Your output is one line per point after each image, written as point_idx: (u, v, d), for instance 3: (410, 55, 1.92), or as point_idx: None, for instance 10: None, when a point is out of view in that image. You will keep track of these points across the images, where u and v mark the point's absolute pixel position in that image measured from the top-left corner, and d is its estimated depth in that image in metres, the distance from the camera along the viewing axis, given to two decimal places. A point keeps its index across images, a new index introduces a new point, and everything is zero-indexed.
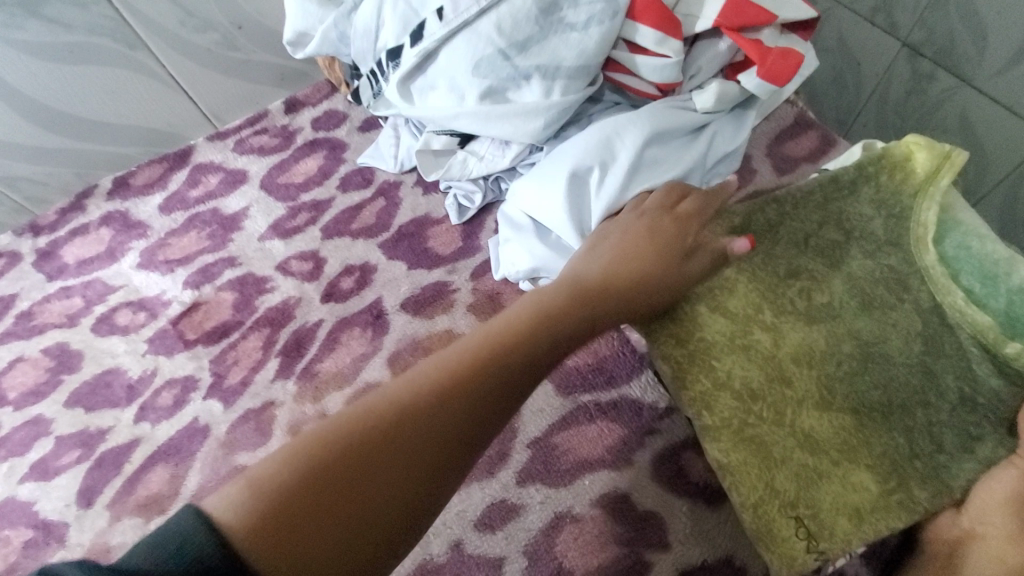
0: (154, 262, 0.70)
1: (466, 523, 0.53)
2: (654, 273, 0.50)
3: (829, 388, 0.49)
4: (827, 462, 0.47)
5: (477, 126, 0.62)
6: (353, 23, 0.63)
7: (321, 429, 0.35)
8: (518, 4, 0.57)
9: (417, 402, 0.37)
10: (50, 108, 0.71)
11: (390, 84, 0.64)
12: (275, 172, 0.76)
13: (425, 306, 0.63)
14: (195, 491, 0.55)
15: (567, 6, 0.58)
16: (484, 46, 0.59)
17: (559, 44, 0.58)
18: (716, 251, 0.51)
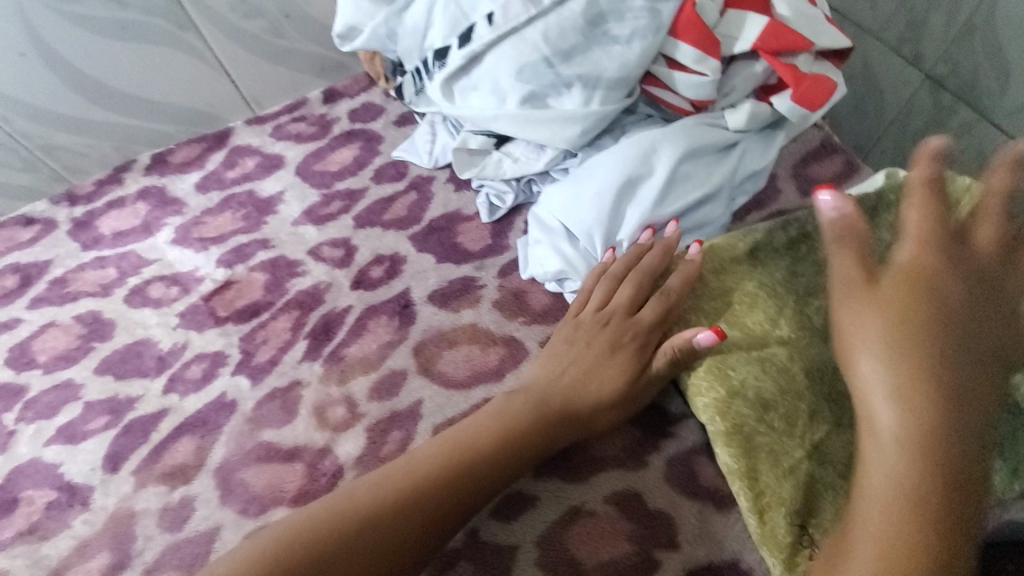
0: (189, 240, 0.72)
1: (483, 511, 0.53)
2: (610, 384, 0.52)
3: (839, 404, 0.50)
4: (836, 475, 0.48)
5: (514, 129, 0.64)
6: (402, 21, 0.65)
7: (292, 537, 0.43)
8: (565, 15, 0.60)
9: (371, 518, 0.44)
10: (97, 81, 0.73)
11: (434, 83, 0.66)
12: (311, 160, 0.78)
13: (452, 299, 0.65)
14: (221, 463, 0.57)
15: (613, 21, 0.60)
16: (529, 53, 0.61)
17: (602, 56, 0.60)
18: (676, 349, 0.53)
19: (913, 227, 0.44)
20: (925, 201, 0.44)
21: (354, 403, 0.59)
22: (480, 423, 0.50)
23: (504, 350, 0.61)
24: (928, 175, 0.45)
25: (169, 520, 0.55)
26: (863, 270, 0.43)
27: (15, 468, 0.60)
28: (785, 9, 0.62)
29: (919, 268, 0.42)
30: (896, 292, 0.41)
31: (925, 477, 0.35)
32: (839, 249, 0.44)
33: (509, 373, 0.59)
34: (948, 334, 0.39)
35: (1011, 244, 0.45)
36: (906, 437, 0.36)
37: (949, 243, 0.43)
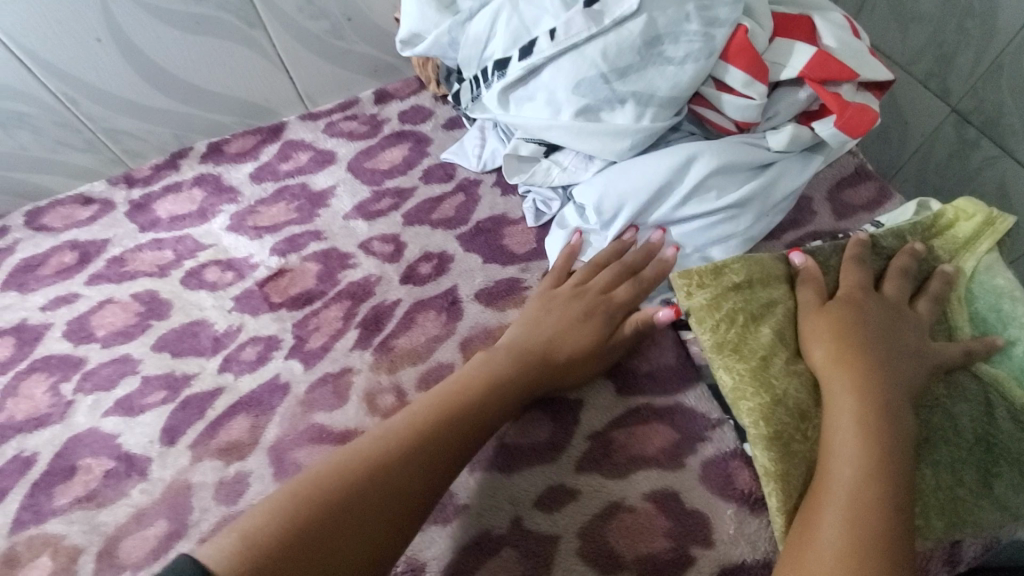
0: (243, 227, 0.75)
1: (527, 502, 0.56)
2: (584, 341, 0.60)
3: None
4: None
5: (566, 139, 0.67)
6: (464, 31, 0.68)
7: (307, 487, 0.45)
8: (625, 34, 0.62)
9: (384, 461, 0.47)
10: (166, 71, 0.75)
11: (491, 91, 0.69)
12: (362, 157, 0.81)
13: (498, 298, 0.67)
14: (274, 443, 0.60)
15: (669, 42, 0.63)
16: (587, 68, 0.63)
17: (656, 75, 0.63)
18: (643, 320, 0.61)
19: (846, 280, 0.59)
20: (851, 261, 0.61)
21: (403, 392, 0.62)
22: (466, 375, 0.56)
23: None
24: (852, 252, 0.61)
25: (224, 494, 0.57)
26: (815, 309, 0.57)
27: (72, 437, 0.62)
28: (831, 40, 0.66)
29: (860, 317, 0.55)
30: (840, 331, 0.54)
31: (874, 511, 0.43)
32: (804, 286, 0.60)
33: None
34: (884, 376, 0.51)
35: (937, 298, 0.59)
36: (860, 482, 0.45)
37: (881, 304, 0.56)
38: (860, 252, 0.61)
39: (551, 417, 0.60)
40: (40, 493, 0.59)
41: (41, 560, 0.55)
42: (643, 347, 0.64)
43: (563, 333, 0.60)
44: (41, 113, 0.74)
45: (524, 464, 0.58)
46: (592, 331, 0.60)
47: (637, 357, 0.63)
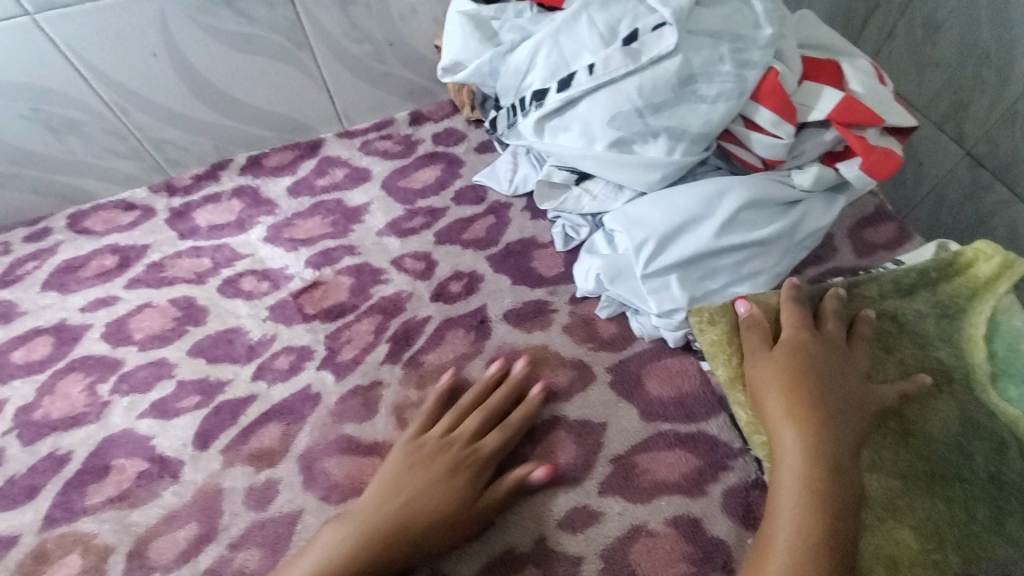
0: (280, 239, 0.78)
1: (550, 522, 0.56)
2: (444, 509, 0.53)
3: (880, 453, 0.55)
4: (872, 516, 0.52)
5: (599, 169, 0.70)
6: (505, 61, 0.71)
7: None
8: (661, 72, 0.65)
9: None
10: (215, 87, 0.78)
11: (528, 120, 0.72)
12: (396, 176, 0.84)
13: (526, 319, 0.69)
14: (304, 451, 0.61)
15: (702, 81, 0.65)
16: (623, 103, 0.66)
17: (688, 112, 0.66)
18: (514, 483, 0.56)
19: (790, 324, 0.59)
20: (790, 303, 0.61)
21: (430, 408, 0.63)
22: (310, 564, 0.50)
23: (574, 372, 0.65)
24: (790, 294, 0.62)
25: (255, 500, 0.58)
26: (765, 354, 0.58)
27: (105, 437, 0.63)
28: (857, 85, 0.69)
29: (806, 365, 0.55)
30: (788, 381, 0.54)
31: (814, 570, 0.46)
32: (751, 331, 0.60)
33: (577, 394, 0.64)
34: (830, 428, 0.52)
35: (948, 339, 0.61)
36: (801, 540, 0.47)
37: (823, 350, 0.57)
38: (796, 295, 0.62)
39: (574, 439, 0.61)
40: (72, 490, 0.60)
41: (71, 558, 0.56)
42: (668, 374, 0.64)
43: (420, 498, 0.54)
44: (94, 121, 0.76)
45: (547, 484, 0.58)
46: (455, 498, 0.54)
47: (661, 384, 0.64)
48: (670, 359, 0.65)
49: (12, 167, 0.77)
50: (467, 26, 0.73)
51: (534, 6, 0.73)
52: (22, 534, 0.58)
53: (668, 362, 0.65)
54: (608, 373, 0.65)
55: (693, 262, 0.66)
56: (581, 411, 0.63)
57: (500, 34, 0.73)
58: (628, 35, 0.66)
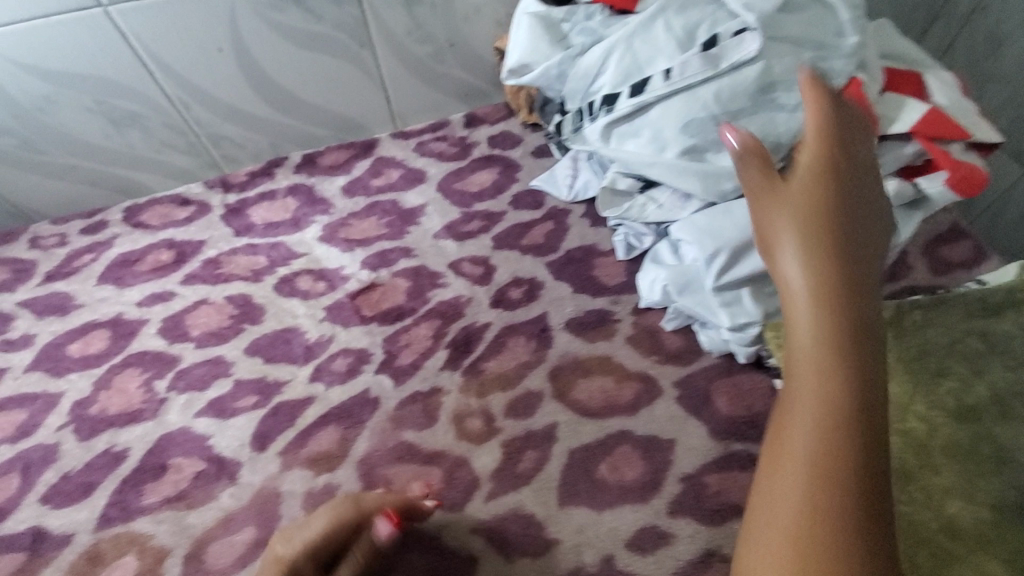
0: (336, 239, 0.77)
1: (619, 541, 0.53)
2: None
3: (972, 482, 0.52)
4: (963, 548, 0.49)
5: (669, 177, 0.67)
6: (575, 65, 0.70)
7: None
8: (740, 79, 0.63)
9: None
10: (276, 84, 0.78)
11: (596, 125, 0.70)
12: (452, 178, 0.83)
13: (589, 329, 0.67)
14: (364, 457, 0.59)
15: (782, 89, 0.63)
16: (699, 109, 0.64)
17: (768, 120, 0.63)
18: None
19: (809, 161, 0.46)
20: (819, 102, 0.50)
21: (491, 417, 0.61)
22: None
23: (640, 385, 0.63)
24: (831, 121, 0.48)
25: (313, 505, 0.57)
26: (778, 194, 0.44)
27: (162, 434, 0.62)
28: (941, 99, 0.67)
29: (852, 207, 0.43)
30: (793, 198, 0.44)
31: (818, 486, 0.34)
32: None
33: (643, 409, 0.61)
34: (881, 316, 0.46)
35: None
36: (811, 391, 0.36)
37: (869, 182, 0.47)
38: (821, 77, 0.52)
39: (641, 455, 0.58)
40: (128, 489, 0.58)
41: (127, 559, 0.54)
42: (740, 391, 0.61)
43: None
44: (159, 117, 0.76)
45: (614, 501, 0.55)
46: None
47: (731, 401, 0.61)
48: (743, 376, 0.62)
49: (71, 161, 0.77)
50: (537, 28, 0.72)
51: (605, 9, 0.71)
52: (76, 533, 0.56)
53: (740, 378, 0.62)
54: (676, 388, 0.62)
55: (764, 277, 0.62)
56: (648, 426, 0.60)
57: (570, 36, 0.72)
58: (707, 40, 0.64)
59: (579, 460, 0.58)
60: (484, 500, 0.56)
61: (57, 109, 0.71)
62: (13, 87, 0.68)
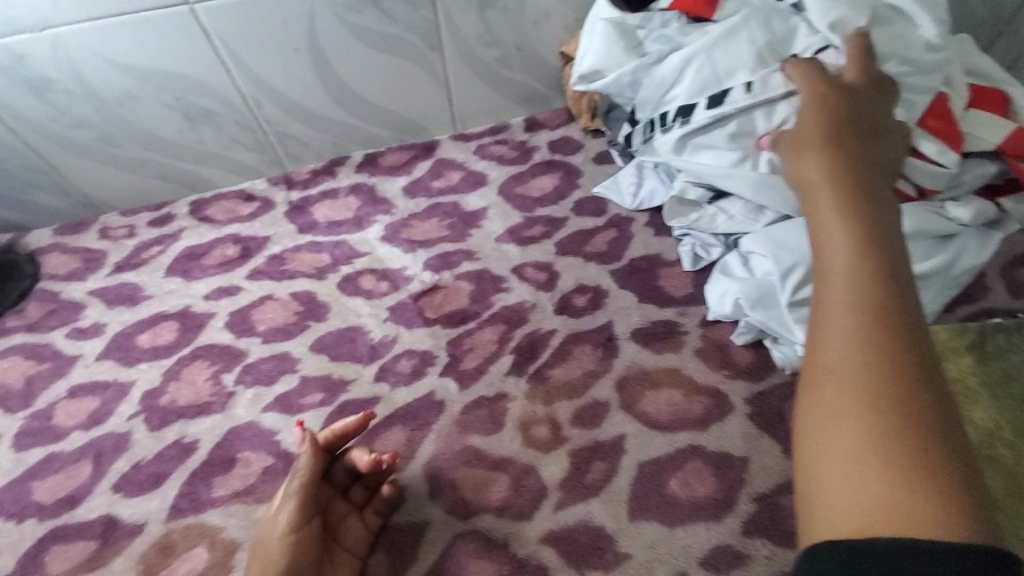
0: (398, 239, 0.77)
1: (693, 558, 0.52)
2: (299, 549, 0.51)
3: None
4: None
5: (748, 189, 0.66)
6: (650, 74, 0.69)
7: None
8: None
9: None
10: (346, 84, 0.78)
11: (668, 136, 0.69)
12: (513, 182, 0.82)
13: (655, 340, 0.66)
14: (431, 460, 0.59)
15: None
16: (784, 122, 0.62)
17: None
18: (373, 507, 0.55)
19: (812, 110, 0.47)
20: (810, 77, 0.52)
21: (558, 426, 0.61)
22: None
23: (710, 400, 0.61)
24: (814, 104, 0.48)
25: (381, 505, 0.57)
26: (812, 143, 0.43)
27: (230, 427, 0.62)
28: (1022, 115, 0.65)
29: (845, 139, 0.43)
30: (824, 145, 0.42)
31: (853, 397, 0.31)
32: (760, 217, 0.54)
33: (714, 424, 0.60)
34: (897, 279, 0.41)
35: None
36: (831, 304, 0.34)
37: (848, 115, 0.47)
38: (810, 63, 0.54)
39: (713, 472, 0.57)
40: (198, 481, 0.58)
41: (197, 551, 0.54)
42: None
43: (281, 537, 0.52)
44: (231, 113, 0.77)
45: (686, 518, 0.54)
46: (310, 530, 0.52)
47: None
48: None
49: (144, 154, 0.78)
50: (612, 34, 0.71)
51: (681, 16, 0.72)
52: (147, 523, 0.56)
53: None
54: (747, 404, 0.61)
55: None
56: (719, 442, 0.58)
57: (645, 45, 0.72)
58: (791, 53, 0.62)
59: (648, 474, 0.57)
60: (553, 510, 0.55)
61: (136, 104, 0.72)
62: (97, 82, 0.69)
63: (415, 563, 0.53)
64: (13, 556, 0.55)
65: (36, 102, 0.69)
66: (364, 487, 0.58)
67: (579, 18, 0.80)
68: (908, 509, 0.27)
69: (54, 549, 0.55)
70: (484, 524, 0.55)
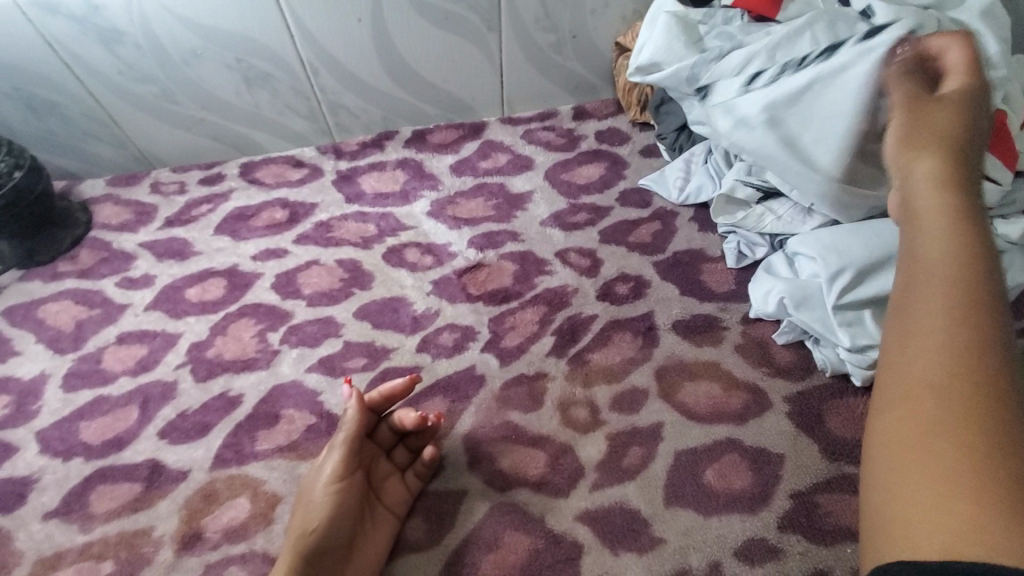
0: (443, 215, 0.78)
1: (727, 548, 0.52)
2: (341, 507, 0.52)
3: None
4: None
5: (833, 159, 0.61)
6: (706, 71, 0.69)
7: None
8: None
9: None
10: (402, 59, 0.79)
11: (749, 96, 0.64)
12: (559, 168, 0.83)
13: (696, 332, 0.67)
14: (469, 431, 0.60)
15: None
16: None
17: None
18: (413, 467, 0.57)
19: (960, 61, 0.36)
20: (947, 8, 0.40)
21: (596, 409, 0.61)
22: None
23: (748, 397, 0.62)
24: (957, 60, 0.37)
25: None
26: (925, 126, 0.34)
27: (274, 385, 0.63)
28: None
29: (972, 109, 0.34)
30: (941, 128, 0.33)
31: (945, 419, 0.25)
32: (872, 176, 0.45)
33: (752, 419, 0.60)
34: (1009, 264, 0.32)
35: None
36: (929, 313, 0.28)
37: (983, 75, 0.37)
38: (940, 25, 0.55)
39: (750, 467, 0.57)
40: (242, 434, 0.60)
41: (240, 501, 0.56)
42: (853, 414, 0.60)
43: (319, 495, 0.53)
44: (289, 79, 0.78)
45: (722, 509, 0.55)
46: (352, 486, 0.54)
47: (844, 424, 0.59)
48: (857, 400, 0.60)
49: (200, 114, 0.80)
50: (673, 28, 0.72)
51: (745, 15, 0.71)
52: (191, 470, 0.58)
53: (854, 402, 0.60)
54: (785, 403, 0.61)
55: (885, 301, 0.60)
56: (756, 438, 0.59)
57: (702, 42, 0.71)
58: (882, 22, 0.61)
59: (685, 463, 0.58)
60: (589, 490, 0.56)
61: (199, 62, 0.73)
62: (164, 37, 0.70)
63: (452, 530, 0.54)
64: (60, 492, 0.57)
65: (103, 53, 0.71)
66: (408, 451, 0.59)
67: (637, 10, 0.81)
68: (995, 554, 0.22)
69: (101, 488, 0.57)
70: (521, 498, 0.56)
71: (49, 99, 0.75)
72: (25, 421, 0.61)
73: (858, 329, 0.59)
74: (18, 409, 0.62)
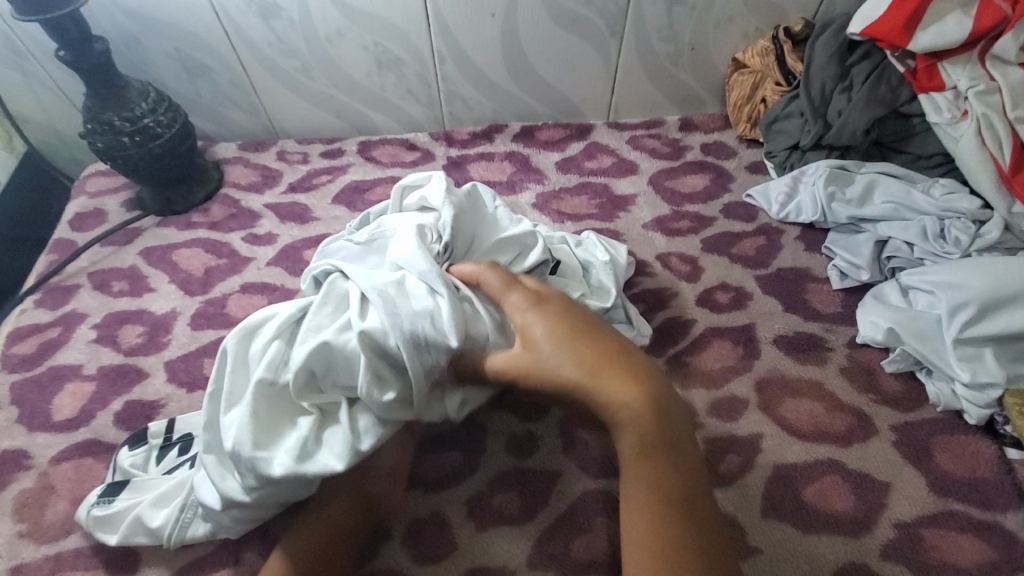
0: (548, 209, 0.80)
1: (827, 568, 0.51)
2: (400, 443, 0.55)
3: None
4: None
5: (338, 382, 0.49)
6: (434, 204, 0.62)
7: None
8: (896, 183, 0.73)
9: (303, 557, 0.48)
10: (524, 56, 0.82)
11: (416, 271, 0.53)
12: (664, 175, 0.84)
13: (799, 349, 0.66)
14: (564, 416, 0.61)
15: (933, 201, 0.71)
16: (887, 183, 0.74)
17: (937, 211, 0.70)
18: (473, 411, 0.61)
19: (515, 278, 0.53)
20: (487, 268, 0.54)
21: (693, 412, 0.61)
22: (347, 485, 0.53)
23: (853, 420, 0.60)
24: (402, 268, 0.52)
25: (516, 447, 0.59)
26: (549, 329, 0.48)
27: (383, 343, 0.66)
28: None
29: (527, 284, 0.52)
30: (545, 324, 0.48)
31: (666, 521, 0.39)
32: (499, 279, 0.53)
33: (856, 443, 0.59)
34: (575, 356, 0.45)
35: None
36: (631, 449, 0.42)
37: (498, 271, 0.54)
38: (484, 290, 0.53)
39: (851, 489, 0.56)
40: None
41: None
42: (960, 452, 0.58)
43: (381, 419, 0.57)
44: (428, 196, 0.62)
45: (821, 527, 0.53)
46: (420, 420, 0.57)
47: (952, 460, 0.57)
48: (966, 437, 0.58)
49: (330, 92, 0.85)
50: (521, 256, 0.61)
51: (859, 60, 0.77)
52: None
53: (963, 439, 0.59)
54: (892, 432, 0.59)
55: (997, 336, 0.59)
56: (860, 462, 0.57)
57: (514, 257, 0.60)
58: (901, 138, 0.78)
59: (784, 477, 0.56)
60: None
61: (341, 42, 0.79)
62: (316, 15, 0.76)
63: (547, 507, 0.55)
64: None
65: (260, 26, 0.77)
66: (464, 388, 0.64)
67: (759, 27, 0.82)
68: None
69: None
70: (614, 488, 0.56)
71: (202, 63, 0.81)
72: (156, 351, 0.66)
73: (958, 362, 0.59)
74: (151, 340, 0.67)
